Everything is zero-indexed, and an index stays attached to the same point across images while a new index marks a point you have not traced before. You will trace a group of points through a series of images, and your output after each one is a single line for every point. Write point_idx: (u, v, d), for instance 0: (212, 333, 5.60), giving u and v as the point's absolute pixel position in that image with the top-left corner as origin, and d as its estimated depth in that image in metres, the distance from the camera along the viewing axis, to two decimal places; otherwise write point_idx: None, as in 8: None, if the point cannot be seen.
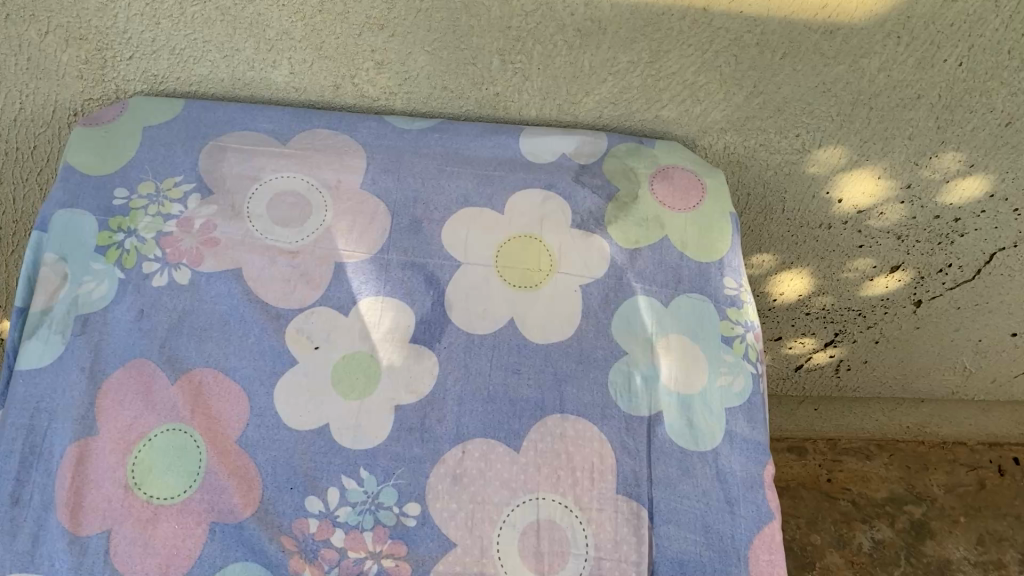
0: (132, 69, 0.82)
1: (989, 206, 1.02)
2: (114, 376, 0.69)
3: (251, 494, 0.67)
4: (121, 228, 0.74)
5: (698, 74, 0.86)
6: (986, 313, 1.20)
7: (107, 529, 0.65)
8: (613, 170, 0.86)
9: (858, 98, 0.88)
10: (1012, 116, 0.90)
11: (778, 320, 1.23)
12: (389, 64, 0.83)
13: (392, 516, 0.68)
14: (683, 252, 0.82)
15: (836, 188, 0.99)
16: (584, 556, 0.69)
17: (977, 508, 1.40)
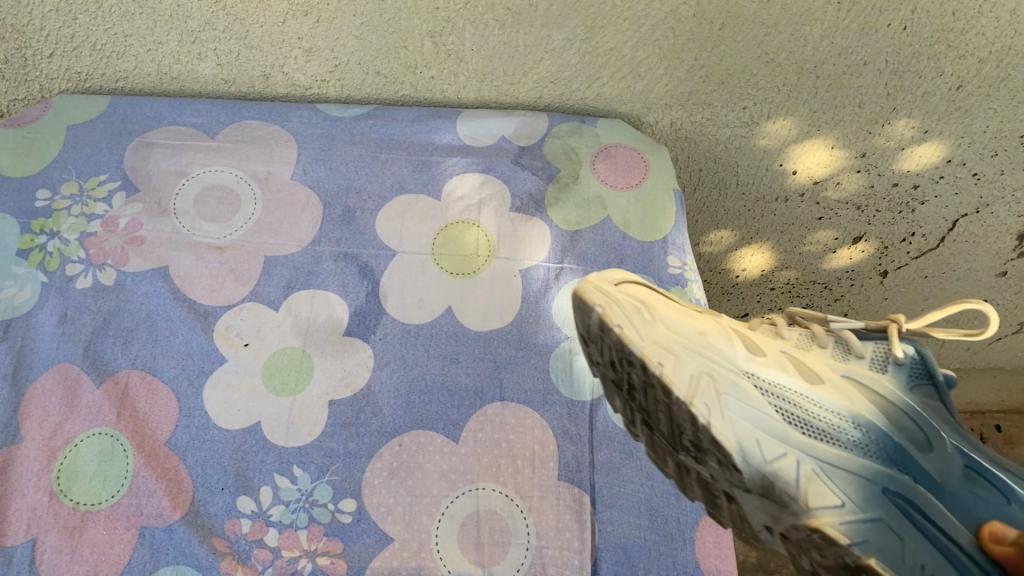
0: (54, 67, 0.81)
1: (948, 171, 0.97)
2: (39, 382, 0.68)
3: (180, 496, 0.65)
4: (43, 230, 0.73)
5: (636, 49, 0.83)
6: (955, 280, 1.14)
7: (32, 538, 0.63)
8: (554, 151, 0.84)
9: (803, 67, 0.85)
10: (963, 80, 0.85)
11: (743, 295, 1.21)
12: (317, 51, 0.80)
13: (327, 513, 0.66)
14: (625, 232, 0.81)
15: (790, 160, 0.96)
16: (526, 545, 0.67)
17: None
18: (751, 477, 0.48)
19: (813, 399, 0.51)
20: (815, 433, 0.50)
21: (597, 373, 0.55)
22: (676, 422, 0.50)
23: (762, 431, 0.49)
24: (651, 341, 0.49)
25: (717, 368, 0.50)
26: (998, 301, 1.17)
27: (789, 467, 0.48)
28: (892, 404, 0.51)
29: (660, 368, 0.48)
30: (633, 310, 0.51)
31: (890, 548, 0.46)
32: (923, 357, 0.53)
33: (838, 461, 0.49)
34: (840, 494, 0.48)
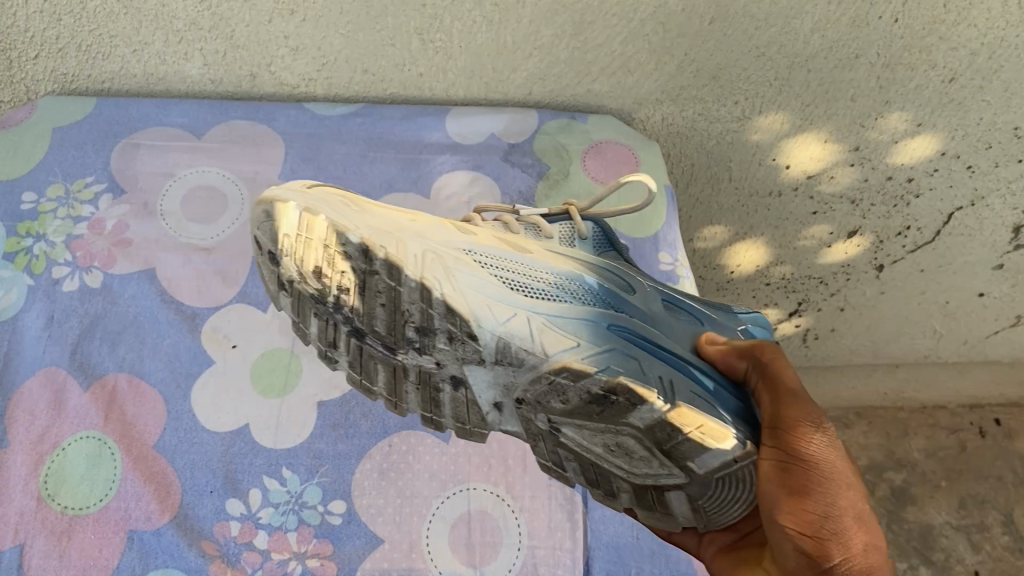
0: (39, 68, 0.80)
1: (942, 164, 0.95)
2: (26, 386, 0.67)
3: (169, 499, 0.65)
4: (29, 232, 0.73)
5: (626, 44, 0.82)
6: (951, 274, 1.11)
7: (20, 543, 0.63)
8: (544, 148, 0.83)
9: (795, 61, 0.84)
10: (956, 72, 0.84)
11: (739, 291, 1.16)
12: (304, 49, 0.79)
13: (317, 515, 0.66)
14: (615, 229, 0.81)
15: (783, 154, 0.94)
16: (517, 545, 0.66)
17: (958, 471, 1.27)
18: (489, 340, 0.45)
19: (528, 268, 0.49)
20: (542, 293, 0.48)
21: (297, 292, 0.49)
22: (396, 311, 0.46)
23: (490, 295, 0.46)
24: (370, 229, 0.46)
25: (429, 239, 0.47)
26: (995, 294, 1.14)
27: (521, 323, 0.45)
28: (586, 255, 0.53)
29: (386, 252, 0.46)
30: (339, 209, 0.47)
31: (631, 367, 0.44)
32: (593, 225, 0.58)
33: (566, 312, 0.46)
34: (574, 332, 0.45)
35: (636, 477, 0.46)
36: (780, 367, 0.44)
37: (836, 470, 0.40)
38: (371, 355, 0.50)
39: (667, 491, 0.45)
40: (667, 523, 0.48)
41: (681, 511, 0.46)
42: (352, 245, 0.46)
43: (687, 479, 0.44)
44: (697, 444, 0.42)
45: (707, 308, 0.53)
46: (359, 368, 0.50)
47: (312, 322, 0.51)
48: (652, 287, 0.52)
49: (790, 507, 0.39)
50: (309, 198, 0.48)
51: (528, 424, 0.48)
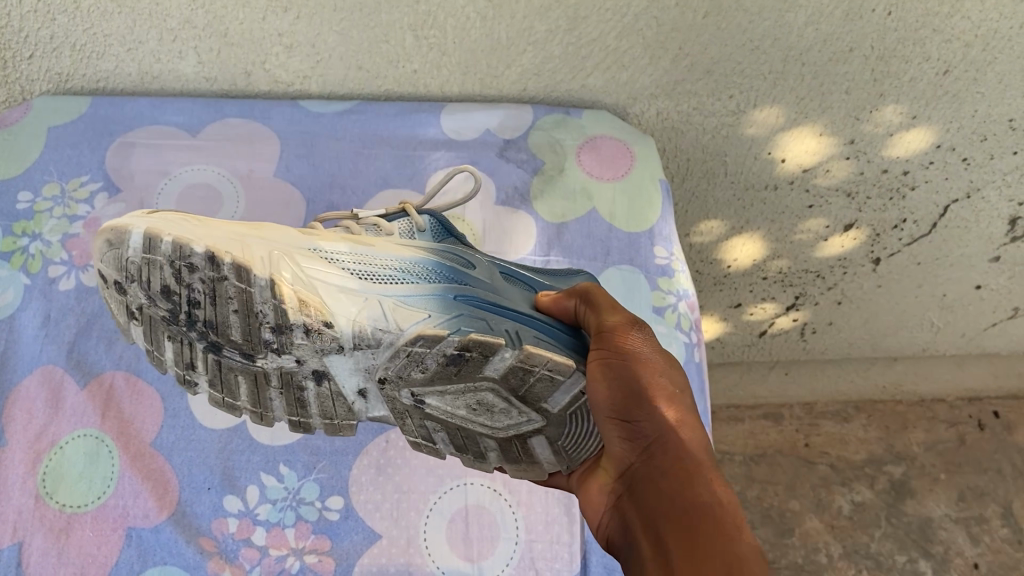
0: (34, 68, 0.80)
1: (937, 156, 0.95)
2: (23, 384, 0.67)
3: (167, 496, 0.65)
4: (25, 232, 0.73)
5: (620, 39, 0.82)
6: (948, 267, 1.11)
7: (18, 541, 0.63)
8: (539, 143, 0.83)
9: (789, 54, 0.84)
10: (949, 64, 0.85)
11: (735, 286, 1.15)
12: (299, 47, 0.79)
13: (314, 511, 0.66)
14: (612, 224, 0.81)
15: (778, 148, 0.94)
16: (515, 539, 0.67)
17: (957, 464, 1.27)
18: (344, 324, 0.47)
19: (367, 256, 0.52)
20: (389, 277, 0.51)
21: (146, 318, 0.48)
22: (250, 314, 0.46)
23: (336, 282, 0.49)
24: (214, 237, 0.46)
25: (272, 237, 0.49)
26: (992, 286, 1.14)
27: (373, 303, 0.48)
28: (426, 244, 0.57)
29: (233, 255, 0.46)
30: (177, 225, 0.47)
31: (479, 326, 0.48)
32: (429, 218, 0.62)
33: (415, 291, 0.50)
34: (421, 302, 0.49)
35: (498, 432, 0.51)
36: (598, 294, 0.51)
37: (650, 356, 0.48)
38: (232, 367, 0.50)
39: (529, 439, 0.52)
40: (533, 470, 0.54)
41: (544, 456, 0.53)
42: (197, 255, 0.45)
43: (545, 422, 0.50)
44: (547, 385, 0.48)
45: (542, 276, 0.59)
46: (222, 383, 0.51)
47: (167, 347, 0.50)
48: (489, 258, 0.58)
49: (602, 386, 0.47)
50: (149, 220, 0.47)
51: (392, 402, 0.50)
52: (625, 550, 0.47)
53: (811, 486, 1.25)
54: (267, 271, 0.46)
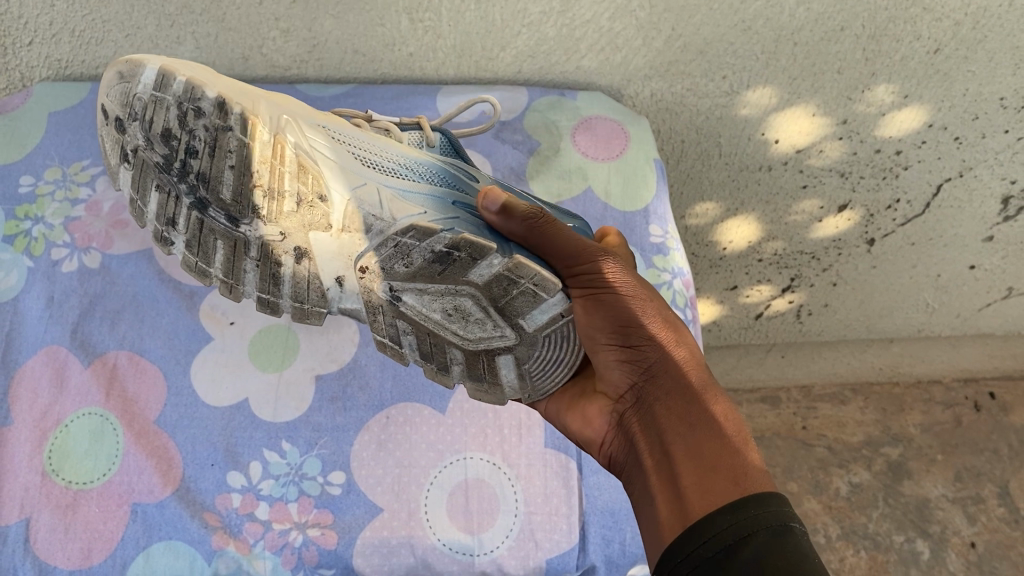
0: (34, 55, 0.81)
1: (929, 136, 0.96)
2: (29, 364, 0.69)
3: (170, 473, 0.66)
4: (28, 215, 0.74)
5: (613, 20, 0.83)
6: (942, 247, 1.12)
7: (26, 517, 0.64)
8: (534, 124, 0.84)
9: (781, 34, 0.85)
10: (940, 43, 0.86)
11: (731, 268, 1.16)
12: (295, 31, 0.80)
13: (316, 486, 0.67)
14: (607, 202, 0.82)
15: (771, 129, 0.95)
16: (514, 512, 0.68)
17: (953, 445, 1.28)
18: (340, 206, 0.49)
19: (371, 149, 0.53)
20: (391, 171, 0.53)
21: (139, 160, 0.48)
22: (245, 172, 0.47)
23: (339, 164, 0.50)
24: (230, 93, 0.47)
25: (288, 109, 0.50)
26: (986, 266, 1.15)
27: (373, 189, 0.50)
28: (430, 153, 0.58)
29: (246, 113, 0.46)
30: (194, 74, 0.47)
31: (472, 228, 0.50)
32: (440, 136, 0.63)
33: (414, 188, 0.52)
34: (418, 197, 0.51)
35: (468, 343, 0.53)
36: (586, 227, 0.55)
37: (636, 290, 0.51)
38: (212, 231, 0.50)
39: (497, 356, 0.54)
40: (493, 396, 0.56)
41: (507, 379, 0.55)
42: (206, 96, 0.45)
43: (517, 341, 0.52)
44: (528, 300, 0.50)
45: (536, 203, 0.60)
46: (197, 246, 0.50)
47: (151, 197, 0.50)
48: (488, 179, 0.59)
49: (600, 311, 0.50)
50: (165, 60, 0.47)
51: (367, 298, 0.52)
52: (627, 463, 0.50)
53: (809, 468, 1.26)
54: (272, 133, 0.48)
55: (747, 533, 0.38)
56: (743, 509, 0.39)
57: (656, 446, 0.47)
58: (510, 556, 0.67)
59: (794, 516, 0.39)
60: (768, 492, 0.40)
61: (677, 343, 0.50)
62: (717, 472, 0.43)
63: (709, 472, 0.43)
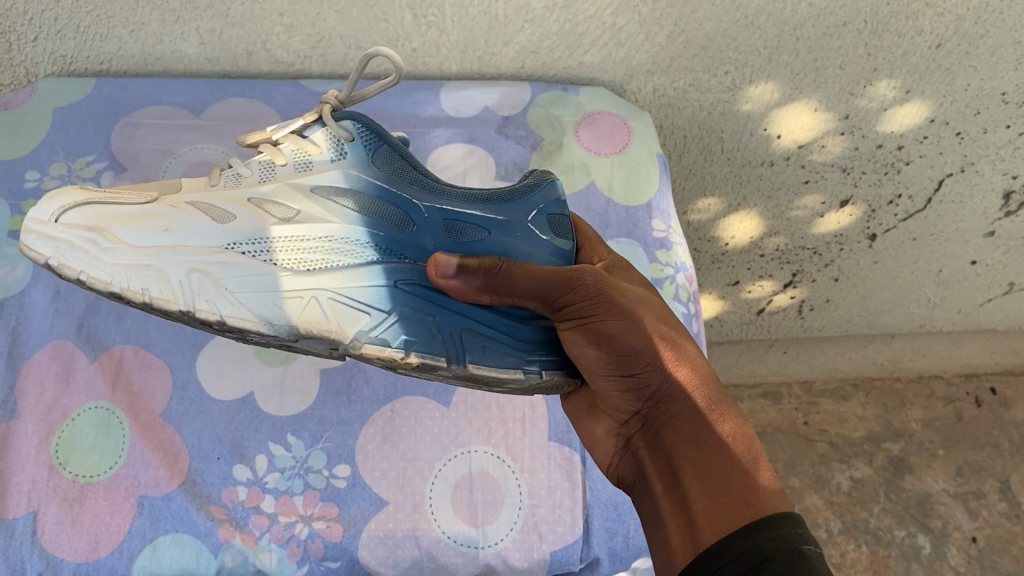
0: (38, 51, 0.81)
1: (931, 131, 0.96)
2: (34, 358, 0.69)
3: (177, 466, 0.66)
4: (34, 211, 0.74)
5: (616, 16, 0.83)
6: (943, 242, 1.12)
7: (33, 511, 0.64)
8: (537, 120, 0.85)
9: (783, 29, 0.85)
10: (942, 38, 0.86)
11: (733, 264, 1.16)
12: (299, 27, 0.81)
13: (322, 479, 0.67)
14: (610, 197, 0.82)
15: (774, 124, 0.95)
16: (518, 505, 0.68)
17: (955, 441, 1.28)
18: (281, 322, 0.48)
19: (297, 228, 0.50)
20: (328, 254, 0.50)
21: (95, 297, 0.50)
22: (190, 319, 0.48)
23: (265, 288, 0.49)
24: (127, 273, 0.47)
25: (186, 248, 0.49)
26: (987, 261, 1.16)
27: (313, 299, 0.49)
28: (356, 183, 0.52)
29: (151, 295, 0.47)
30: (91, 249, 0.47)
31: (419, 335, 0.49)
32: (359, 130, 0.53)
33: (354, 277, 0.50)
34: (351, 301, 0.49)
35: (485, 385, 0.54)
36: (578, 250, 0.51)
37: (633, 306, 0.49)
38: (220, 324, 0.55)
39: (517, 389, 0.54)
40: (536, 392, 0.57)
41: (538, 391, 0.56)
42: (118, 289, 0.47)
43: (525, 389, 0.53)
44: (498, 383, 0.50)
45: (483, 205, 0.53)
46: None
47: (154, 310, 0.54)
48: (428, 192, 0.52)
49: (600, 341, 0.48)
50: (57, 239, 0.47)
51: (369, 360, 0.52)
52: (635, 483, 0.50)
53: (810, 463, 1.25)
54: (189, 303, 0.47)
55: (762, 558, 0.38)
56: (759, 535, 0.39)
57: (666, 470, 0.47)
58: (513, 549, 0.67)
59: (807, 536, 0.40)
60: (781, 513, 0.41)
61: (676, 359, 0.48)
62: (730, 494, 0.43)
63: (722, 496, 0.43)
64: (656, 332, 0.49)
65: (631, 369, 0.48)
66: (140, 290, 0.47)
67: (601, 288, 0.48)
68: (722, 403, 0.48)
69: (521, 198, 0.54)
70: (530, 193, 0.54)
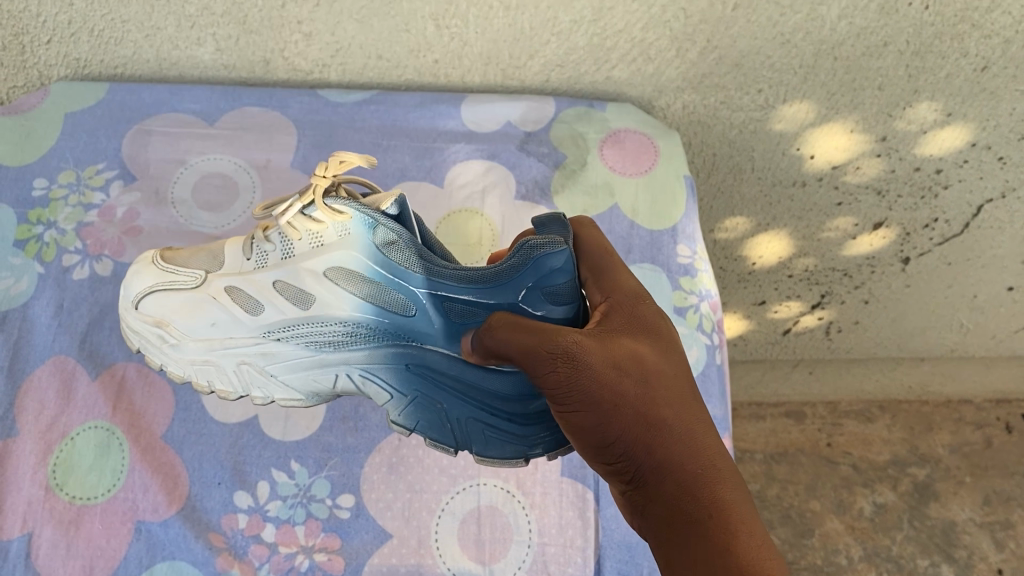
0: (52, 54, 0.79)
1: (972, 155, 0.92)
2: (35, 374, 0.67)
3: (176, 491, 0.64)
4: (40, 220, 0.73)
5: (646, 30, 0.80)
6: (979, 268, 1.08)
7: (28, 532, 0.62)
8: (561, 136, 0.82)
9: (821, 48, 0.82)
10: (988, 61, 0.82)
11: (760, 283, 1.12)
12: (318, 35, 0.78)
13: (325, 509, 0.65)
14: (633, 220, 0.79)
15: (807, 144, 0.91)
16: (527, 543, 0.66)
17: (983, 468, 1.22)
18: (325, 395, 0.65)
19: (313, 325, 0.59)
20: (341, 339, 0.59)
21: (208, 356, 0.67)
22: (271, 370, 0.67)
23: (298, 375, 0.62)
24: (193, 367, 0.64)
25: (230, 346, 0.63)
26: None
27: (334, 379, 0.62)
28: (358, 283, 0.57)
29: (213, 386, 0.64)
30: (157, 344, 0.64)
31: (427, 416, 0.58)
32: (379, 227, 0.54)
33: (365, 365, 0.59)
34: (382, 383, 0.59)
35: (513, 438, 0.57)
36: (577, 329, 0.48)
37: (609, 388, 0.46)
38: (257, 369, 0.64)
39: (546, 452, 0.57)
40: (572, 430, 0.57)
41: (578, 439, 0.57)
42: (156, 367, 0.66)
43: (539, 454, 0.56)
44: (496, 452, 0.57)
45: (466, 286, 0.53)
46: None
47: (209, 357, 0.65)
48: (419, 279, 0.54)
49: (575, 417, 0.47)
50: (138, 331, 0.65)
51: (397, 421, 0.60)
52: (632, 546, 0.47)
53: (832, 486, 1.20)
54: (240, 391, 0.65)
55: None
56: None
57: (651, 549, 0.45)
58: None
59: None
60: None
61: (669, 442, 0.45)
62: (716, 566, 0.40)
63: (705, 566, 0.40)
64: (635, 418, 0.46)
65: (613, 458, 0.47)
66: (206, 383, 0.65)
67: (567, 372, 0.46)
68: (707, 478, 0.43)
69: (532, 260, 0.50)
70: (532, 261, 0.50)
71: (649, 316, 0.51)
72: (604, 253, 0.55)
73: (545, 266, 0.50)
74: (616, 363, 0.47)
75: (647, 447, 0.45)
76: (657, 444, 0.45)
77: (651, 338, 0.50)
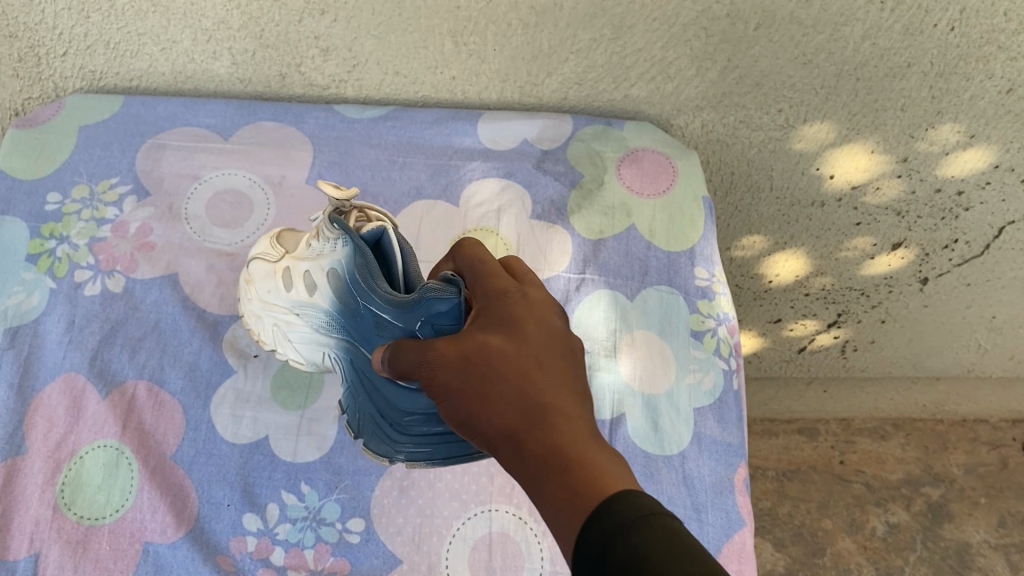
0: (68, 66, 0.79)
1: (995, 177, 0.90)
2: (46, 392, 0.66)
3: (185, 512, 0.64)
4: (53, 234, 0.72)
5: (666, 49, 0.79)
6: (999, 289, 1.05)
7: (34, 553, 0.62)
8: (577, 155, 0.81)
9: (843, 69, 0.80)
10: (1014, 83, 0.80)
11: (776, 301, 1.11)
12: (335, 50, 0.78)
13: (334, 533, 0.64)
14: (650, 241, 0.78)
15: (827, 164, 0.90)
16: (539, 571, 0.65)
17: (998, 488, 1.20)
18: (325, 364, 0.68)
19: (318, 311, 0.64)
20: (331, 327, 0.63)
21: None
22: None
23: (307, 344, 0.66)
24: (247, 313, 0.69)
25: (268, 307, 0.67)
26: None
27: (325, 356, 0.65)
28: (337, 287, 0.61)
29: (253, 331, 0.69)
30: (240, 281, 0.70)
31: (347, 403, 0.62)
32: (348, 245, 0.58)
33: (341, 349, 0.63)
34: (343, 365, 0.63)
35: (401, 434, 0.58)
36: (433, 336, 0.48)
37: (455, 382, 0.45)
38: None
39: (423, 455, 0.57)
40: None
41: None
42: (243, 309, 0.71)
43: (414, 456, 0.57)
44: (377, 444, 0.58)
45: (389, 306, 0.54)
46: None
47: None
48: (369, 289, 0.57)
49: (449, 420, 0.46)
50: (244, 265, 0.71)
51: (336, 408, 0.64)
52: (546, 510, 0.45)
53: (844, 505, 1.18)
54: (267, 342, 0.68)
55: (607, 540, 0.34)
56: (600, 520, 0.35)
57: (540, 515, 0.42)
58: None
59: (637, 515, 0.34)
60: (580, 538, 0.36)
61: (502, 417, 0.43)
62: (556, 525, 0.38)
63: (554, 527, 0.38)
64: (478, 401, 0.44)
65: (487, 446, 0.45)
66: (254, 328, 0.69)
67: (430, 383, 0.47)
68: (542, 434, 0.41)
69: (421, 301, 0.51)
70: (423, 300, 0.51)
71: (508, 297, 0.48)
72: (477, 260, 0.51)
73: (430, 308, 0.51)
74: (465, 355, 0.45)
75: (491, 426, 0.43)
76: (501, 421, 0.43)
77: (506, 321, 0.47)
